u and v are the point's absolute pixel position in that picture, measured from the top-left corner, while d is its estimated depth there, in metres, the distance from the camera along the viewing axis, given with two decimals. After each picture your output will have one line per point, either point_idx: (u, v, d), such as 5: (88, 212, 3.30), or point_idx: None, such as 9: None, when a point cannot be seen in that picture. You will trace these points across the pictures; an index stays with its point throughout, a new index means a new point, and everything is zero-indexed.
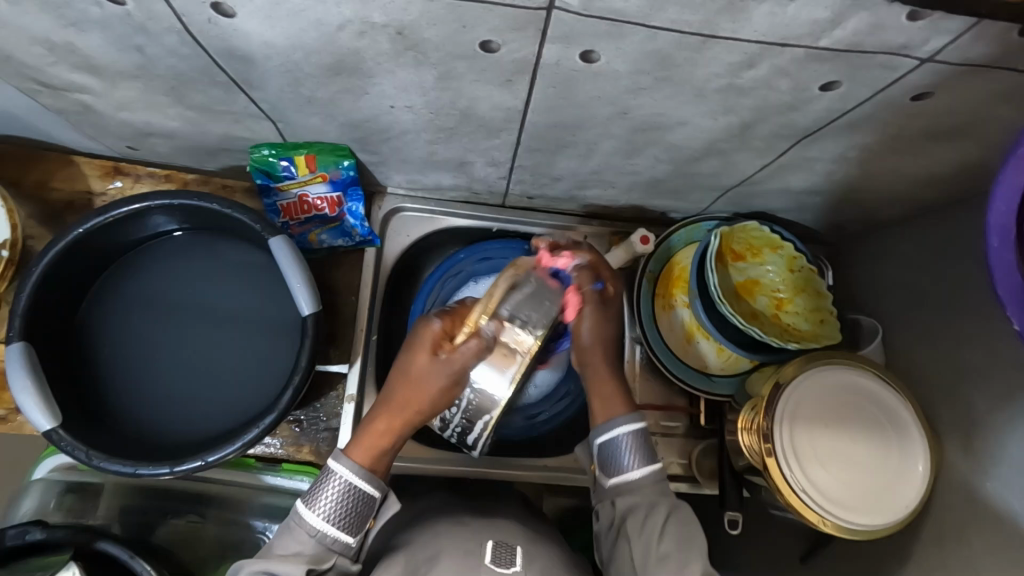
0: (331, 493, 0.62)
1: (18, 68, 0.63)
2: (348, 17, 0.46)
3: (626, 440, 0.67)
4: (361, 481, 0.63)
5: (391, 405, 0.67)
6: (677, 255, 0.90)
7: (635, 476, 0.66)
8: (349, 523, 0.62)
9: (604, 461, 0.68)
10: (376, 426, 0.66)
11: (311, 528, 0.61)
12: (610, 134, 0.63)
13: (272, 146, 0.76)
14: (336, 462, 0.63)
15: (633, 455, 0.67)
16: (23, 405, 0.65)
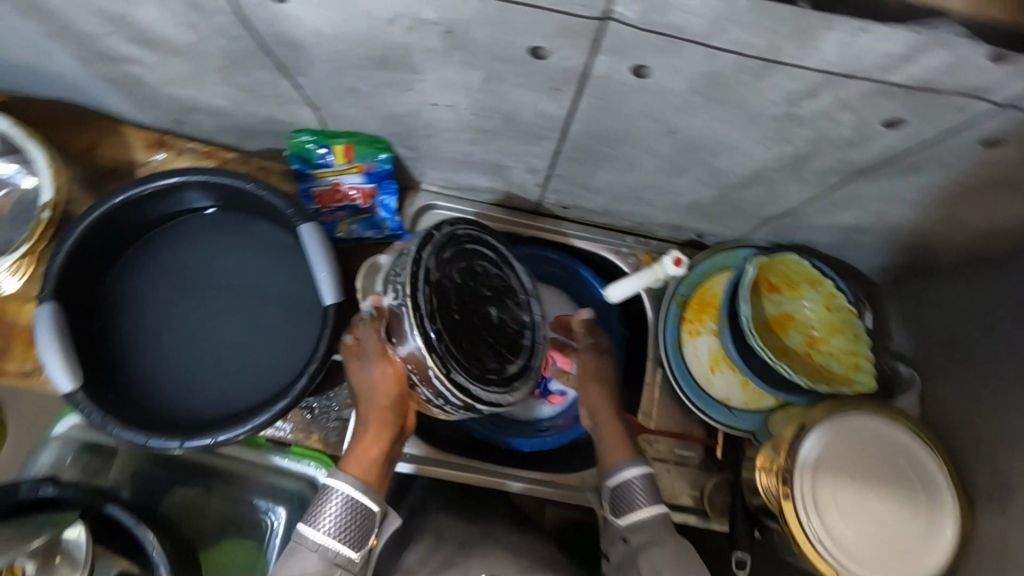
0: (333, 508, 0.61)
1: (75, 36, 0.64)
2: (398, 11, 0.45)
3: (638, 482, 0.67)
4: (359, 495, 0.62)
5: (364, 419, 0.66)
6: (709, 280, 0.87)
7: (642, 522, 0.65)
8: (353, 536, 0.61)
9: (614, 503, 0.68)
10: (366, 440, 0.65)
11: (314, 544, 0.60)
12: (653, 151, 0.62)
13: (314, 132, 0.76)
14: (332, 478, 0.62)
15: (642, 495, 0.66)
16: (47, 364, 0.67)
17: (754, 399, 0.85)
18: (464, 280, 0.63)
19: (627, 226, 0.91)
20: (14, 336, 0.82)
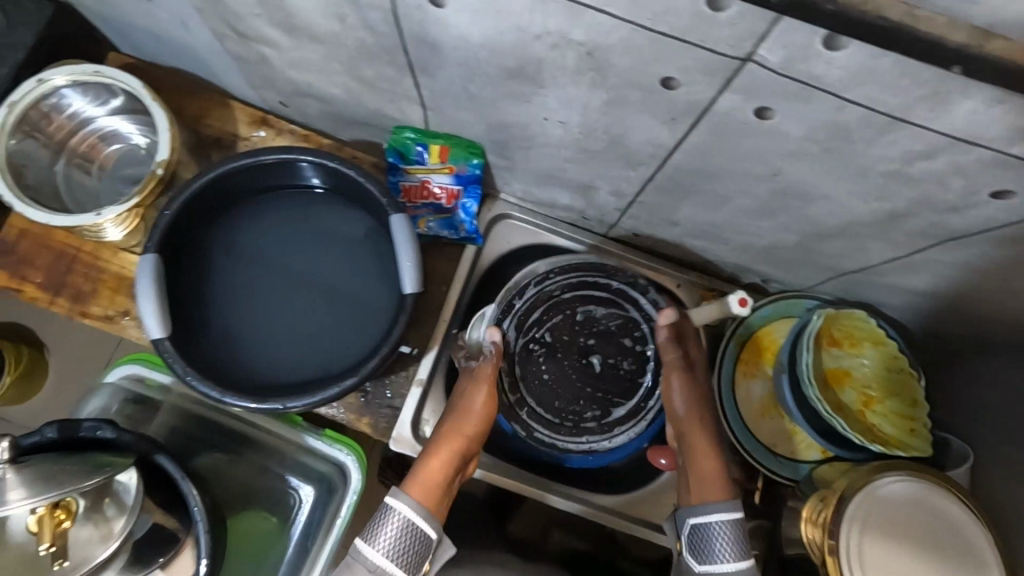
0: (390, 533, 0.68)
1: (223, 13, 0.69)
2: (549, 29, 0.48)
3: (721, 527, 0.70)
4: (410, 517, 0.69)
5: (440, 442, 0.76)
6: (769, 326, 0.89)
7: (727, 573, 0.68)
8: (407, 562, 0.68)
9: (694, 547, 0.72)
10: (434, 461, 0.75)
11: (369, 565, 0.66)
12: (747, 192, 0.64)
13: (416, 130, 0.80)
14: (397, 500, 0.69)
15: (727, 547, 0.69)
16: (142, 309, 0.71)
17: (801, 449, 0.85)
18: (558, 339, 0.86)
19: (693, 262, 0.93)
20: (102, 282, 0.87)
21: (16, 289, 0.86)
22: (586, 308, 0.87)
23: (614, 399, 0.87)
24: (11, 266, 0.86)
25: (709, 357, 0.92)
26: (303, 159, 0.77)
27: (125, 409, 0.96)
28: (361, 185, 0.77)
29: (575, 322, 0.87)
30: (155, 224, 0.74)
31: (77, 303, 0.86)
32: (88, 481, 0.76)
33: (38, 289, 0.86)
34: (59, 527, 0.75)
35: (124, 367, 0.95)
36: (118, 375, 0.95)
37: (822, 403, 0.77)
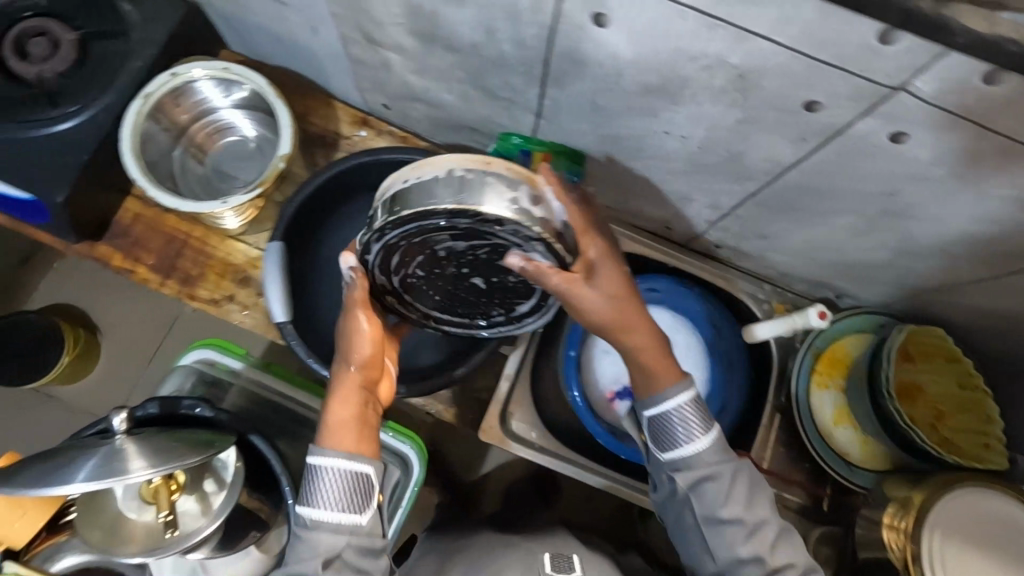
0: (328, 490, 0.63)
1: (361, 21, 0.74)
2: (707, 53, 0.53)
3: (682, 413, 0.67)
4: (341, 466, 0.63)
5: (339, 389, 0.67)
6: (843, 339, 0.92)
7: (696, 453, 0.67)
8: (354, 504, 0.64)
9: (656, 436, 0.69)
10: (333, 408, 0.66)
11: (323, 522, 0.63)
12: (853, 208, 0.68)
13: (522, 137, 0.84)
14: (317, 457, 0.63)
15: (689, 429, 0.67)
16: (268, 294, 0.75)
17: (871, 459, 0.89)
18: (438, 257, 0.69)
19: (768, 275, 0.97)
20: (209, 266, 0.91)
21: (129, 270, 0.90)
22: (448, 244, 0.66)
23: (513, 300, 0.77)
24: (125, 248, 0.90)
25: (781, 367, 0.96)
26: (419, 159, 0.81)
27: (196, 387, 1.07)
28: None
29: (439, 255, 0.67)
30: (279, 216, 0.80)
31: (186, 287, 0.90)
32: (203, 454, 0.78)
33: (149, 270, 0.90)
34: (172, 495, 0.81)
35: (199, 351, 1.05)
36: (200, 356, 1.04)
37: (901, 414, 0.82)
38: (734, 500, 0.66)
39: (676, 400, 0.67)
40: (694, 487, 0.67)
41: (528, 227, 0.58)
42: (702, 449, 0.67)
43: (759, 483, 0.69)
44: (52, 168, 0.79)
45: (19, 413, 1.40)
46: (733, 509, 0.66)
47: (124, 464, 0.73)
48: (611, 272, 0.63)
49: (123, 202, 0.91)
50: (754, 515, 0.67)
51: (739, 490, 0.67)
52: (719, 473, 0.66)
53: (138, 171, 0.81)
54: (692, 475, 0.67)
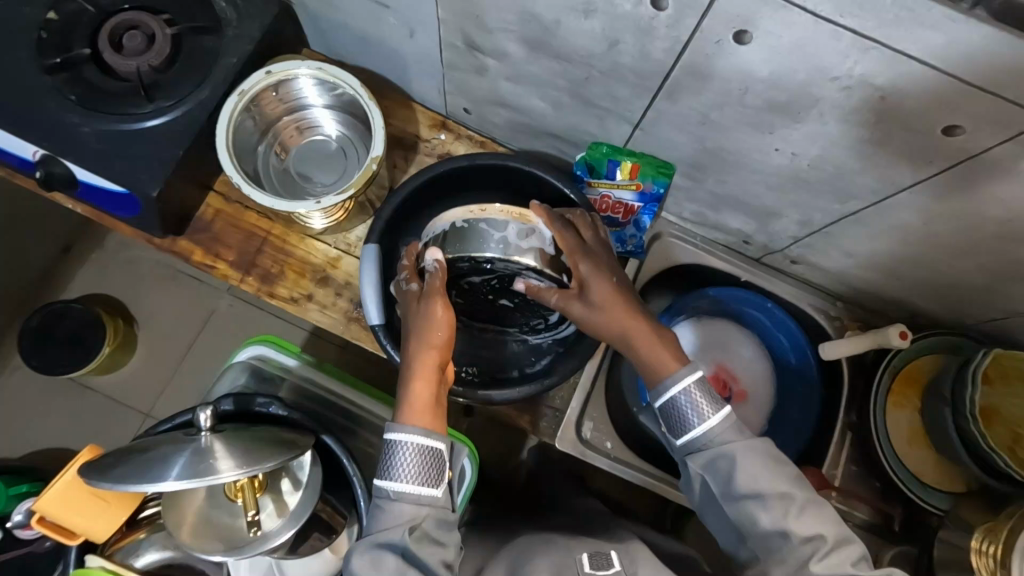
0: (404, 462, 0.63)
1: (466, 28, 0.73)
2: (852, 73, 0.53)
3: (686, 398, 0.65)
4: (421, 439, 0.64)
5: (417, 369, 0.67)
6: (919, 358, 0.91)
7: (709, 430, 0.64)
8: (430, 475, 0.64)
9: (670, 422, 0.66)
10: (417, 388, 0.66)
11: (402, 493, 0.63)
12: (960, 228, 0.69)
13: (611, 146, 0.85)
14: (395, 432, 0.64)
15: (698, 412, 0.64)
16: (364, 295, 0.77)
17: (946, 481, 0.89)
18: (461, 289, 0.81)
19: (841, 292, 0.97)
20: (288, 264, 0.91)
21: (210, 266, 0.90)
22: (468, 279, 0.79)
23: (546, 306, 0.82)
24: (206, 243, 0.91)
25: (853, 386, 0.96)
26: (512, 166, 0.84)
27: (251, 383, 1.05)
28: (563, 195, 0.84)
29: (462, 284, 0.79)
30: (377, 212, 0.82)
31: (265, 284, 0.90)
32: (288, 455, 0.77)
33: (229, 267, 0.90)
34: (256, 493, 0.80)
35: (251, 347, 1.03)
36: (259, 352, 1.02)
37: (986, 438, 0.81)
38: (737, 468, 0.61)
39: (680, 382, 0.65)
40: (714, 470, 0.63)
41: (517, 260, 0.71)
42: (713, 424, 0.64)
43: (777, 457, 0.63)
44: (145, 162, 0.79)
45: (59, 405, 1.38)
46: (754, 485, 0.60)
47: (215, 464, 0.72)
48: (596, 279, 0.69)
49: (205, 197, 0.91)
50: (793, 494, 0.60)
51: (764, 467, 0.61)
52: (735, 449, 0.62)
53: (233, 169, 0.80)
54: (708, 455, 0.64)
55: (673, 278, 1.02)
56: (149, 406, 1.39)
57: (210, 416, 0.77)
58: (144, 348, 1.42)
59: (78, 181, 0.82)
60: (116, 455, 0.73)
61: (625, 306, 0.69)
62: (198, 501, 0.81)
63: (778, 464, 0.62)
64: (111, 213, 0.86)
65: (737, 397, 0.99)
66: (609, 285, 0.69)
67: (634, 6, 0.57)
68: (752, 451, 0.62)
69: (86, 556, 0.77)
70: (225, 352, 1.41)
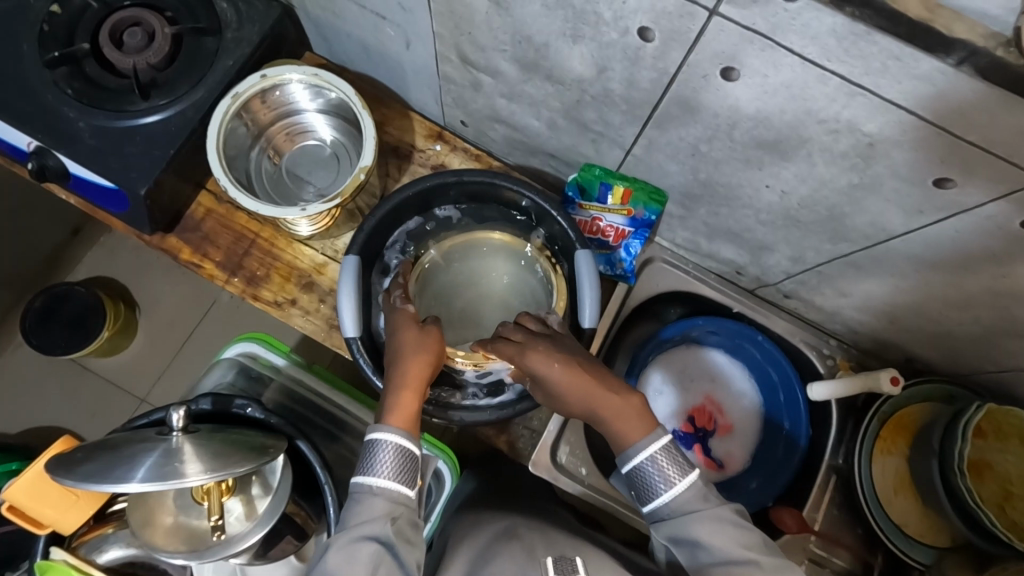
0: (386, 456, 0.61)
1: (460, 43, 0.72)
2: (840, 118, 0.51)
3: (653, 468, 0.61)
4: (402, 439, 0.62)
5: (404, 381, 0.66)
6: (910, 406, 0.88)
7: (676, 498, 0.61)
8: (409, 476, 0.62)
9: (637, 488, 0.63)
10: (404, 394, 0.65)
11: (380, 489, 0.61)
12: (955, 278, 0.66)
13: (604, 169, 0.84)
14: (380, 432, 0.62)
15: (665, 480, 0.61)
16: (340, 307, 0.77)
17: (931, 534, 0.86)
18: None
19: (835, 330, 0.94)
20: (275, 268, 0.91)
21: (197, 264, 0.91)
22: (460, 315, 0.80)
23: None
24: (194, 242, 0.91)
25: (842, 427, 0.93)
26: (501, 184, 0.84)
27: (237, 380, 1.05)
28: (552, 218, 0.84)
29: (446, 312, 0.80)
30: (361, 224, 0.82)
31: (250, 286, 0.91)
32: (257, 461, 0.76)
33: (216, 267, 0.91)
34: (222, 497, 0.79)
35: (241, 344, 1.03)
36: (245, 350, 1.03)
37: (973, 493, 0.79)
38: (705, 539, 0.59)
39: (644, 451, 0.61)
40: (680, 542, 0.60)
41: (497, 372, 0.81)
42: (680, 491, 0.61)
43: (743, 524, 0.60)
44: (135, 160, 0.79)
45: (55, 385, 1.40)
46: (719, 557, 0.58)
47: (182, 467, 0.71)
48: (542, 367, 0.63)
49: (196, 196, 0.91)
50: (757, 561, 0.58)
51: (729, 536, 0.59)
52: (702, 519, 0.60)
53: (221, 171, 0.80)
54: (676, 524, 0.60)
55: (665, 302, 0.99)
56: (144, 392, 1.41)
57: (183, 417, 0.77)
58: (143, 334, 1.43)
59: (70, 173, 0.83)
60: (85, 452, 0.73)
61: (578, 386, 0.62)
62: (169, 502, 0.81)
63: (743, 532, 0.59)
64: (102, 208, 0.86)
65: (721, 430, 0.98)
66: (554, 366, 0.62)
67: (621, 35, 0.55)
68: (716, 520, 0.59)
69: (51, 550, 0.77)
70: (220, 344, 1.42)
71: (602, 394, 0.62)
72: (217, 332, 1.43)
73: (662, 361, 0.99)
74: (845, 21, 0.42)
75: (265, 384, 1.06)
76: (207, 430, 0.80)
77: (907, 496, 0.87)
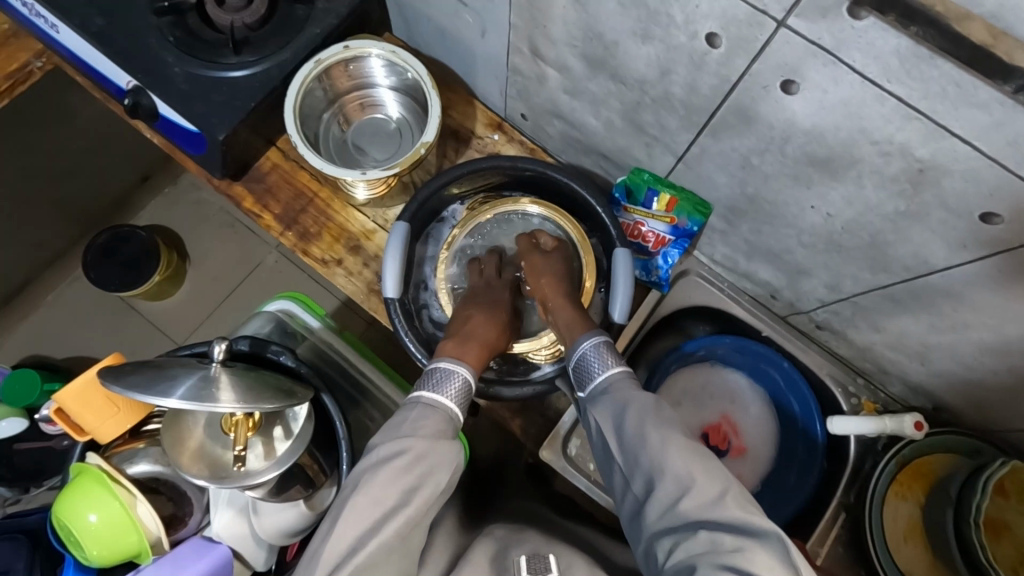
0: (456, 384, 0.73)
1: (534, 35, 0.75)
2: (893, 141, 0.53)
3: (591, 351, 0.74)
4: (472, 376, 0.75)
5: (460, 336, 0.80)
6: (933, 454, 0.87)
7: (608, 379, 0.71)
8: (464, 406, 0.74)
9: (577, 374, 0.74)
10: (471, 350, 0.78)
11: (450, 411, 0.71)
12: (993, 320, 0.66)
13: (653, 174, 0.86)
14: (458, 367, 0.74)
15: (601, 363, 0.72)
16: (384, 271, 0.83)
17: None
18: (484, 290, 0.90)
19: (865, 369, 0.93)
20: (327, 228, 0.96)
21: (256, 214, 0.97)
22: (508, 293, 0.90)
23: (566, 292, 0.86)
24: (258, 192, 0.97)
25: (857, 469, 0.92)
26: (551, 176, 0.88)
27: (273, 333, 1.09)
28: (595, 214, 0.87)
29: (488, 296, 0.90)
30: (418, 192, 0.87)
31: (302, 242, 0.96)
32: (285, 403, 0.81)
33: (274, 219, 0.96)
34: (247, 432, 0.83)
35: (279, 301, 1.06)
36: (283, 307, 1.07)
37: (985, 550, 0.79)
38: (618, 410, 0.66)
39: (590, 340, 0.75)
40: (602, 415, 0.68)
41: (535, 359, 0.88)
42: (611, 374, 0.71)
43: (665, 410, 0.65)
44: (219, 108, 0.85)
45: (107, 318, 1.49)
46: (629, 426, 0.64)
47: (217, 393, 0.75)
48: (535, 274, 0.86)
49: (267, 151, 0.97)
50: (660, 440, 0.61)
51: (642, 414, 0.65)
52: (620, 395, 0.68)
53: (295, 129, 0.86)
54: (600, 399, 0.70)
55: (696, 316, 1.00)
56: (183, 338, 1.49)
57: (224, 350, 0.82)
58: (192, 282, 1.51)
59: (159, 114, 0.89)
60: (134, 364, 0.78)
61: (561, 299, 0.82)
62: (197, 429, 0.86)
63: (654, 412, 0.64)
64: (181, 149, 0.93)
65: (734, 452, 0.97)
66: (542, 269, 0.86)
67: (689, 39, 0.58)
68: (633, 401, 0.66)
69: (87, 454, 0.83)
70: (260, 301, 1.49)
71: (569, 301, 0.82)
72: (259, 289, 1.50)
73: (684, 375, 1.00)
74: (909, 43, 0.44)
75: (298, 340, 1.10)
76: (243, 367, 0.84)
77: (915, 544, 0.85)
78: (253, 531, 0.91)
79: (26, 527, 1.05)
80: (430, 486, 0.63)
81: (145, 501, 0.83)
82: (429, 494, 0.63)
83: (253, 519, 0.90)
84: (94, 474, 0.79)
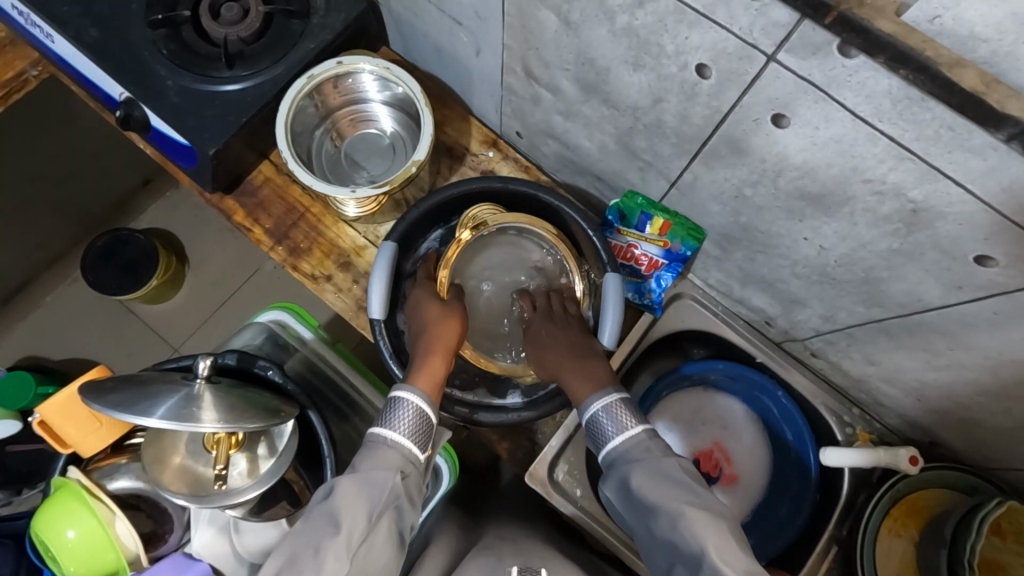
0: (407, 413, 0.71)
1: (527, 57, 0.74)
2: (886, 180, 0.51)
3: (602, 413, 0.71)
4: (429, 406, 0.72)
5: (424, 352, 0.78)
6: (929, 490, 0.84)
7: (624, 441, 0.69)
8: (421, 439, 0.71)
9: (592, 437, 0.72)
10: (428, 364, 0.76)
11: (393, 441, 0.69)
12: (988, 360, 0.65)
13: (646, 199, 0.85)
14: (405, 392, 0.72)
15: (614, 424, 0.70)
16: (371, 289, 0.82)
17: None
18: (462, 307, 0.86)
19: (861, 400, 0.91)
20: (317, 243, 0.96)
21: (248, 228, 0.96)
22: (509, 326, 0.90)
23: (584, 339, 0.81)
24: (250, 206, 0.96)
25: (851, 501, 0.90)
26: (543, 198, 0.87)
27: (264, 344, 1.08)
28: (588, 237, 0.86)
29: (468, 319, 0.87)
30: (420, 201, 0.86)
31: (292, 257, 0.95)
32: (268, 421, 0.79)
33: (264, 233, 0.96)
34: (230, 450, 0.83)
35: (272, 312, 1.05)
36: (274, 319, 1.06)
37: None
38: (635, 477, 0.65)
39: (601, 401, 0.72)
40: (619, 482, 0.66)
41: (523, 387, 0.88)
42: (626, 436, 0.69)
43: (684, 476, 0.63)
44: (210, 121, 0.85)
45: (103, 321, 1.49)
46: (644, 494, 0.63)
47: (199, 412, 0.74)
48: (542, 343, 0.82)
49: (259, 164, 0.97)
50: (678, 511, 0.59)
51: (659, 484, 0.63)
52: (636, 460, 0.66)
53: (285, 145, 0.85)
54: (616, 465, 0.68)
55: (690, 340, 0.98)
56: (178, 343, 1.48)
57: (208, 365, 0.80)
58: (189, 288, 1.51)
59: (150, 126, 0.89)
60: (117, 380, 0.77)
61: (568, 363, 0.78)
62: (181, 444, 0.85)
63: (670, 480, 0.62)
64: (173, 160, 0.92)
65: (725, 479, 0.95)
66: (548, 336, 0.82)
67: (680, 69, 0.57)
68: (650, 465, 0.65)
69: (69, 468, 0.83)
70: (255, 309, 1.48)
71: (574, 360, 0.78)
72: (255, 297, 1.50)
73: (678, 398, 0.98)
74: (900, 84, 0.43)
75: (290, 353, 1.09)
76: (228, 384, 0.83)
77: None
78: (234, 550, 0.89)
79: (14, 531, 1.04)
80: (368, 513, 0.61)
81: (125, 518, 0.82)
82: (360, 529, 0.59)
83: (234, 537, 0.89)
84: (74, 490, 0.79)
